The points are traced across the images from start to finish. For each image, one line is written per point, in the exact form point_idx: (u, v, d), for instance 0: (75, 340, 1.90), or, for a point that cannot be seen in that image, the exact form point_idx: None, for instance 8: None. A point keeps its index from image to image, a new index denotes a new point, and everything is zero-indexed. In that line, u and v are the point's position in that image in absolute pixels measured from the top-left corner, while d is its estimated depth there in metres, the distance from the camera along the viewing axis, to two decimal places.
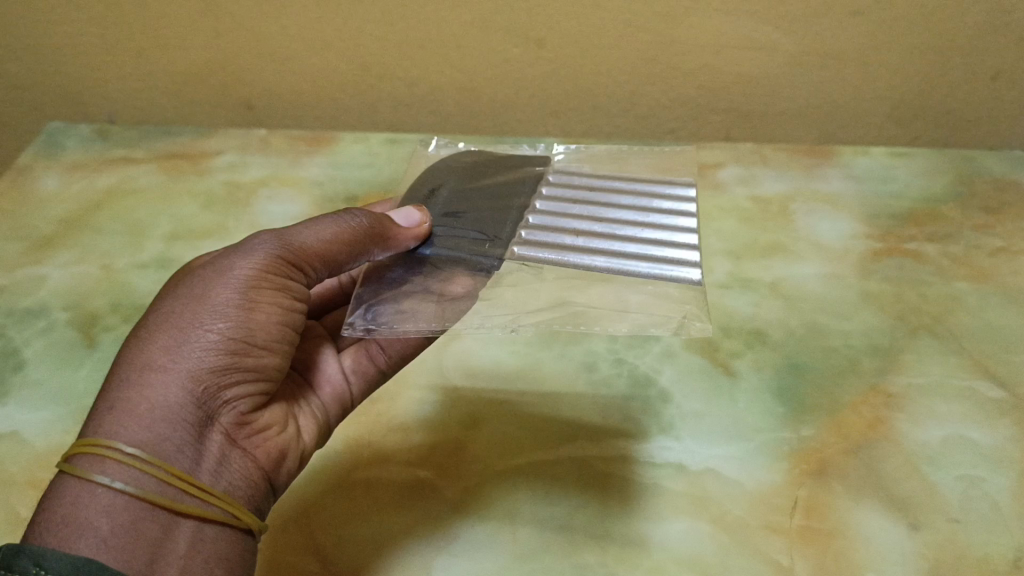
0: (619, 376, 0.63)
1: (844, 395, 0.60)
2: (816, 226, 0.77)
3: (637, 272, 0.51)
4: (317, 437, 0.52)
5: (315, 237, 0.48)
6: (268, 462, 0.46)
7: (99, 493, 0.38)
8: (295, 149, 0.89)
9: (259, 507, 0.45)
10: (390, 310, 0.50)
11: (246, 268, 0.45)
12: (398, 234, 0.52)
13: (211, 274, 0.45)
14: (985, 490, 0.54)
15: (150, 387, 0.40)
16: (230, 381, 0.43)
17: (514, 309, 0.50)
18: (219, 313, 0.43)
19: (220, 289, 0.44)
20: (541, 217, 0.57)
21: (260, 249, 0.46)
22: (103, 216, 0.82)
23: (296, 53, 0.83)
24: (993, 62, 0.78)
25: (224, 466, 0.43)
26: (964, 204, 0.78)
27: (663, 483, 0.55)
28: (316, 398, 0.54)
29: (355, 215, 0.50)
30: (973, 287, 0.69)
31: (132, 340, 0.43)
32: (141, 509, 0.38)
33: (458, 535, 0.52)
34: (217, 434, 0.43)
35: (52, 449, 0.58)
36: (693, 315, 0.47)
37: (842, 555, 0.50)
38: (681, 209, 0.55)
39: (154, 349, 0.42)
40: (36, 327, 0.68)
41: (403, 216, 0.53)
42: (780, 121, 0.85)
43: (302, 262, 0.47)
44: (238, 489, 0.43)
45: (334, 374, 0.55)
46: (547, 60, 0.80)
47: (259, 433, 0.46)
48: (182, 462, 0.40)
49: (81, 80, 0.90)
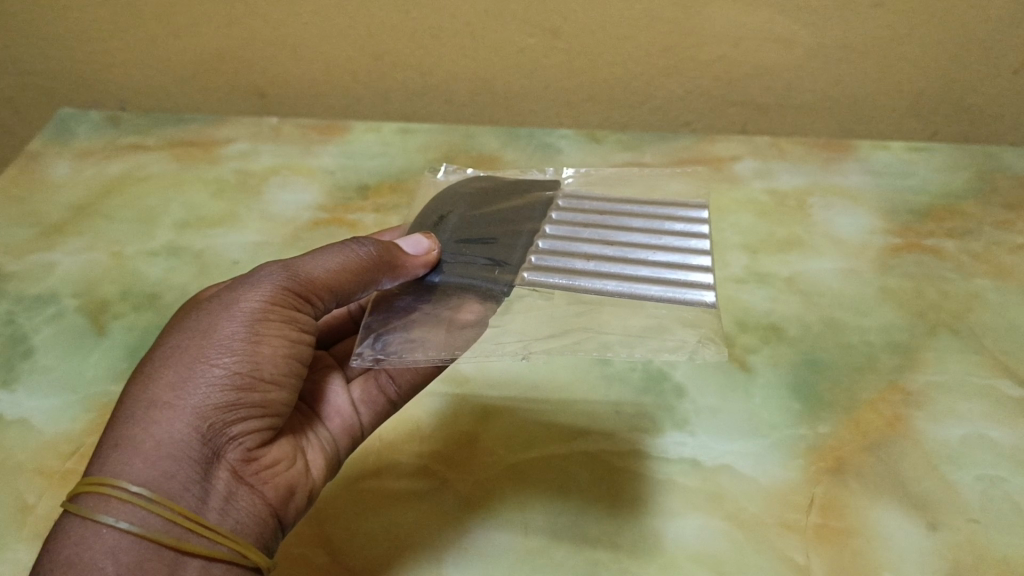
0: (635, 370, 0.62)
1: (862, 393, 0.59)
2: (834, 221, 0.75)
3: (648, 296, 0.51)
4: (327, 471, 0.50)
5: (322, 267, 0.47)
6: (277, 498, 0.45)
7: (104, 533, 0.38)
8: (307, 138, 0.89)
9: (269, 545, 0.44)
10: (400, 339, 0.50)
11: (252, 300, 0.44)
12: (407, 263, 0.51)
13: (218, 306, 0.44)
14: (1005, 490, 0.53)
15: (155, 424, 0.40)
16: (237, 416, 0.42)
17: (524, 336, 0.50)
18: (225, 347, 0.43)
19: (226, 322, 0.43)
20: (551, 242, 0.56)
21: (267, 281, 0.45)
22: (114, 203, 0.81)
23: (308, 40, 0.82)
24: (1016, 56, 0.76)
25: (231, 504, 0.42)
26: (984, 200, 0.77)
27: (676, 479, 0.54)
28: (324, 429, 0.52)
29: (363, 245, 0.49)
30: (994, 285, 0.68)
31: (138, 375, 0.42)
32: (147, 550, 0.38)
33: (469, 529, 0.52)
34: (223, 471, 0.42)
35: (61, 437, 0.58)
36: (707, 338, 0.47)
37: (858, 555, 0.49)
38: (695, 231, 0.54)
39: (160, 385, 0.41)
40: (46, 314, 0.68)
41: (411, 244, 0.52)
42: (798, 115, 0.84)
43: (309, 293, 0.46)
44: (247, 528, 0.42)
45: (342, 405, 0.54)
46: (563, 50, 0.79)
47: (267, 468, 0.45)
48: (188, 501, 0.40)
49: (94, 67, 0.89)
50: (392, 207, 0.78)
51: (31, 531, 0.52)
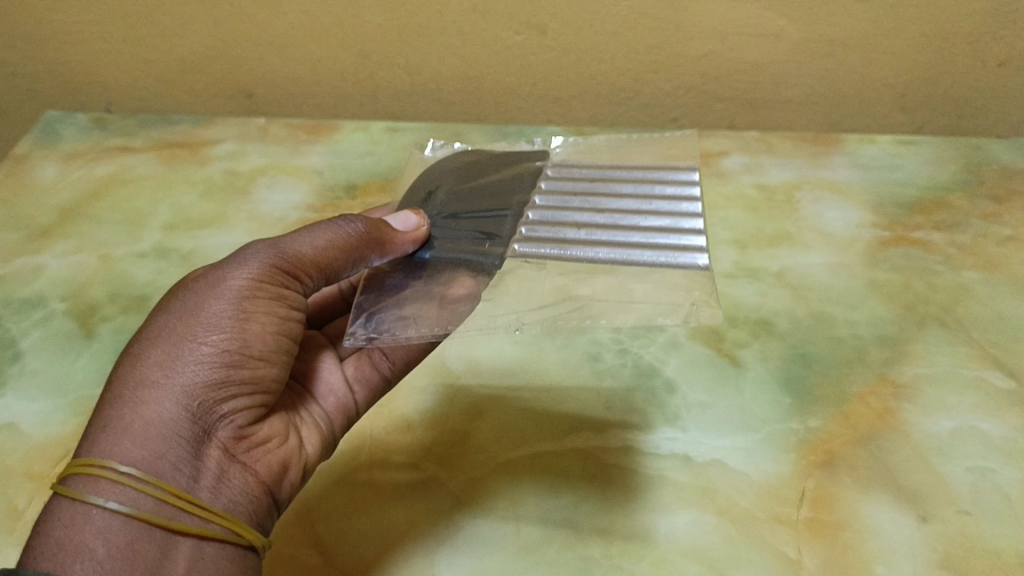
0: (624, 367, 0.62)
1: (851, 387, 0.59)
2: (823, 215, 0.76)
3: (641, 260, 0.50)
4: (321, 448, 0.50)
5: (310, 245, 0.47)
6: (269, 475, 0.45)
7: (94, 514, 0.37)
8: (295, 138, 0.88)
9: (263, 524, 0.44)
10: (393, 316, 0.50)
11: (240, 277, 0.45)
12: (397, 239, 0.51)
13: (204, 286, 0.45)
14: (996, 482, 0.53)
15: (144, 404, 0.40)
16: (227, 394, 0.42)
17: (517, 308, 0.50)
18: (213, 326, 0.43)
19: (213, 301, 0.44)
20: (541, 213, 0.56)
21: (254, 259, 0.45)
22: (101, 205, 0.81)
23: (294, 39, 0.82)
24: (1002, 48, 0.77)
25: (223, 483, 0.42)
26: (972, 193, 0.77)
27: (668, 475, 0.54)
28: (317, 407, 0.52)
29: (350, 222, 0.49)
30: (982, 277, 0.68)
31: (126, 357, 0.42)
32: (138, 529, 0.37)
33: (460, 528, 0.52)
34: (215, 449, 0.42)
35: (50, 441, 0.57)
36: (700, 301, 0.46)
37: (850, 548, 0.49)
38: (686, 193, 0.54)
39: (148, 365, 0.41)
40: (34, 317, 0.68)
41: (402, 221, 0.53)
42: (785, 109, 0.84)
43: (297, 269, 0.47)
44: (240, 506, 0.42)
45: (335, 383, 0.54)
46: (550, 47, 0.80)
47: (259, 446, 0.45)
48: (179, 480, 0.39)
49: (80, 69, 0.89)
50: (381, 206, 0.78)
51: (20, 536, 0.51)
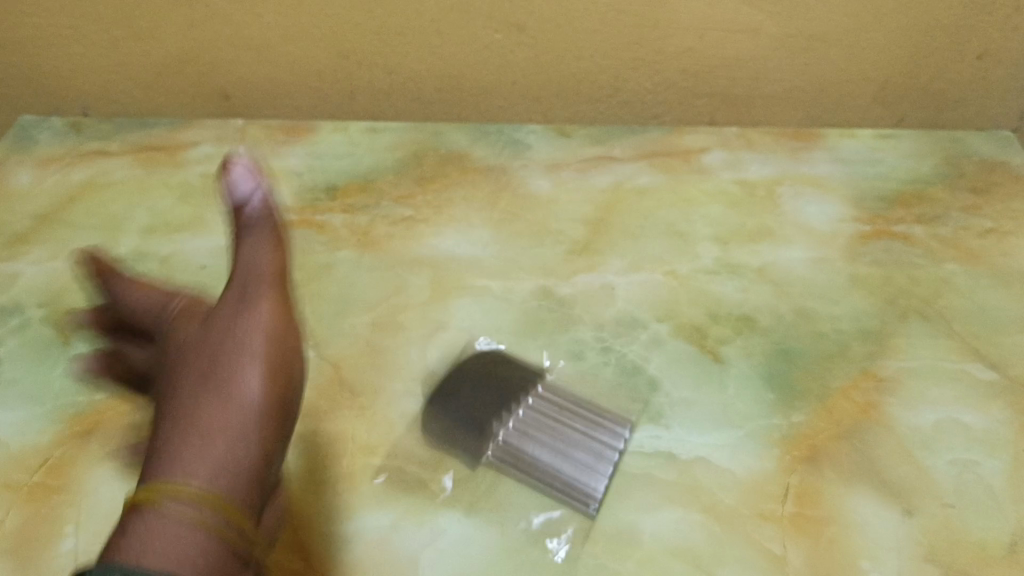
0: (607, 366, 0.61)
1: (834, 381, 0.59)
2: (803, 211, 0.75)
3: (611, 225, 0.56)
4: (279, 438, 0.55)
5: (248, 252, 0.59)
6: (257, 467, 0.52)
7: (128, 518, 0.47)
8: (272, 139, 0.87)
9: (265, 505, 0.51)
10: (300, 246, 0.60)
11: (238, 287, 0.59)
12: (241, 200, 0.60)
13: (216, 310, 0.60)
14: (979, 474, 0.53)
15: (183, 416, 0.54)
16: (208, 408, 0.53)
17: None
18: (218, 341, 0.57)
19: (220, 318, 0.59)
20: None
21: (241, 267, 0.60)
22: (77, 210, 0.79)
23: (273, 40, 0.82)
24: (980, 41, 0.77)
25: (216, 476, 0.50)
26: (952, 185, 0.77)
27: (653, 473, 0.54)
28: (298, 394, 0.58)
29: (240, 216, 0.60)
30: (963, 269, 0.68)
31: (166, 381, 0.58)
32: (141, 519, 0.47)
33: (446, 530, 0.51)
34: (206, 449, 0.51)
35: (28, 450, 0.57)
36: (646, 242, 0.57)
37: (834, 543, 0.50)
38: None
39: (178, 386, 0.56)
40: (10, 325, 0.67)
41: (237, 183, 0.61)
42: (765, 105, 0.84)
43: (256, 273, 0.59)
44: (238, 491, 0.51)
45: (302, 373, 0.59)
46: (529, 45, 0.80)
47: (242, 440, 0.53)
48: (170, 478, 0.49)
49: (54, 73, 0.87)
50: (362, 207, 0.77)
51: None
